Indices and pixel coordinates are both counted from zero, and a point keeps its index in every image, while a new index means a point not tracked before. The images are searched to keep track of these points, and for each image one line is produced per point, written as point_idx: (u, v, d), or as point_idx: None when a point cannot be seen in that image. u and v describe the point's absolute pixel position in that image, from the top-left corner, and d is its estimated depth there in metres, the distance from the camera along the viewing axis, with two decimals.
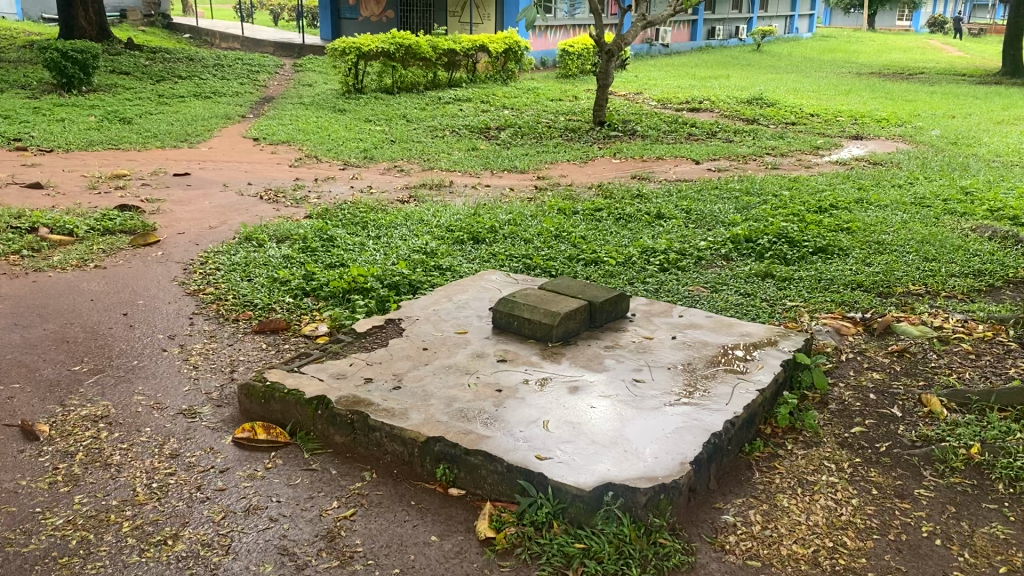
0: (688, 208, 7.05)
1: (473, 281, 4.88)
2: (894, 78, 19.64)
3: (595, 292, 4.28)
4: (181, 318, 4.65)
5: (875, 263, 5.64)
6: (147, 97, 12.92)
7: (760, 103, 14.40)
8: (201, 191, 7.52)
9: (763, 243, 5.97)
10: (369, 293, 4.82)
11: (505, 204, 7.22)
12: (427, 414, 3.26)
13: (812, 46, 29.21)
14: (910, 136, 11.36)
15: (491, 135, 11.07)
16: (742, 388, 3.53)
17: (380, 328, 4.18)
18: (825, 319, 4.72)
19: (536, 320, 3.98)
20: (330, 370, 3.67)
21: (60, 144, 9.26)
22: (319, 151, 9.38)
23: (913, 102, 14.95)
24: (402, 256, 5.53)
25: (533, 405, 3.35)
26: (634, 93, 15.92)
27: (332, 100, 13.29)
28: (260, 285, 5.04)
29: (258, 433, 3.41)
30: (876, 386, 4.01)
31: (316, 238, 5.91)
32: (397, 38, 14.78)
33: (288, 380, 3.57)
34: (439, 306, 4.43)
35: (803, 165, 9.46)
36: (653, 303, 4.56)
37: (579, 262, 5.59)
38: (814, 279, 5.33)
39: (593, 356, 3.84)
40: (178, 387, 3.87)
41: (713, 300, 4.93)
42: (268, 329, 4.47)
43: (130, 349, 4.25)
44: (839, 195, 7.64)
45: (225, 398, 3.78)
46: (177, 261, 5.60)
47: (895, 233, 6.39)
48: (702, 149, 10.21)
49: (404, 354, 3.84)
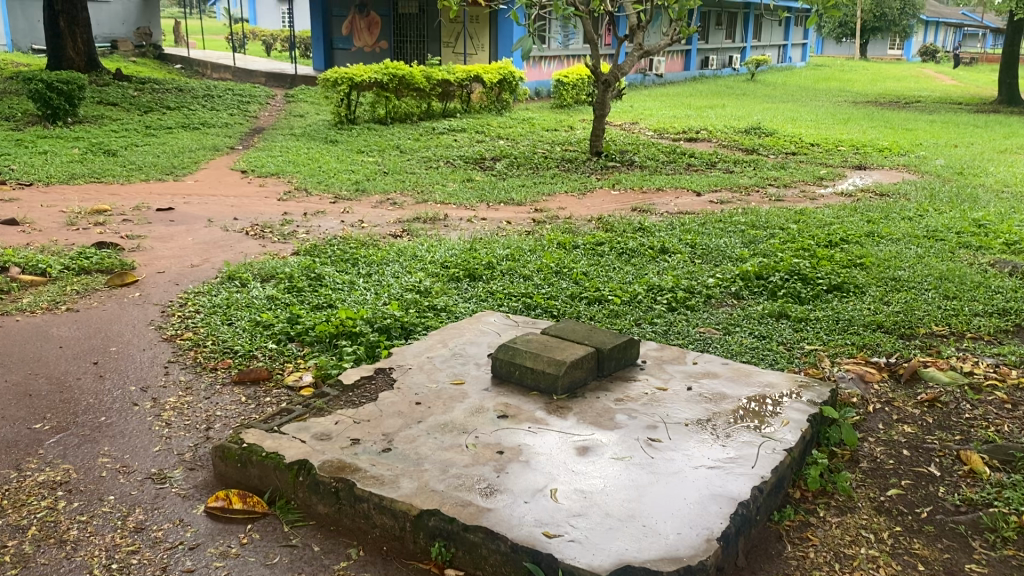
0: (692, 242, 6.76)
1: (470, 323, 4.56)
2: (890, 106, 19.55)
3: (602, 338, 3.97)
4: (155, 368, 4.31)
5: (893, 302, 5.35)
6: (133, 128, 12.65)
7: (758, 133, 14.20)
8: (184, 227, 7.21)
9: (775, 280, 5.68)
10: (358, 338, 4.49)
11: (503, 238, 6.92)
12: (421, 483, 2.93)
13: (807, 75, 29.18)
14: (914, 166, 11.13)
15: (486, 166, 10.82)
16: (766, 447, 3.21)
17: (369, 378, 3.85)
18: (847, 365, 4.40)
19: (539, 370, 3.66)
20: (313, 430, 3.34)
21: (40, 178, 8.95)
22: (308, 184, 9.08)
23: (913, 131, 14.75)
24: (393, 296, 5.21)
25: (538, 470, 3.02)
26: (630, 123, 15.71)
27: (324, 131, 13.05)
28: (241, 329, 4.72)
29: (233, 501, 3.07)
30: (908, 440, 3.69)
31: (303, 277, 5.59)
32: (390, 68, 14.49)
33: (267, 441, 3.24)
34: (433, 353, 4.11)
35: (808, 197, 9.18)
36: (664, 347, 4.25)
37: (582, 301, 5.29)
38: (831, 320, 5.03)
39: (603, 410, 3.52)
40: (147, 447, 3.52)
41: (726, 343, 4.62)
42: (248, 378, 4.15)
43: (99, 403, 3.90)
44: (848, 228, 7.36)
45: (198, 459, 3.43)
46: (155, 303, 5.28)
47: (911, 269, 6.09)
48: (702, 180, 9.93)
49: (395, 410, 3.51)
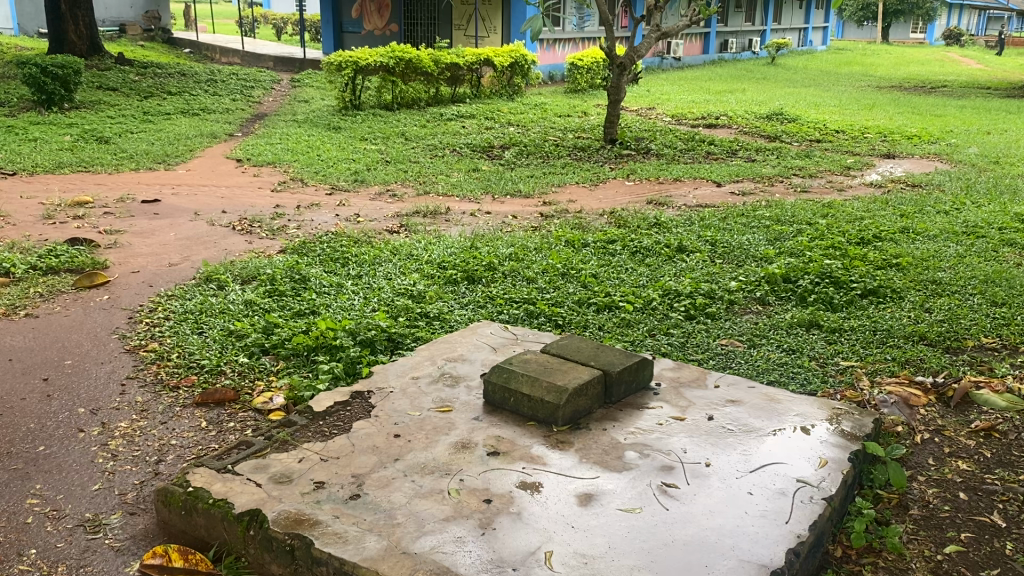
0: (712, 239, 6.25)
1: (463, 335, 4.09)
2: (916, 91, 18.87)
3: (609, 358, 3.48)
4: (110, 386, 3.85)
5: (936, 309, 4.82)
6: (131, 114, 12.22)
7: (781, 119, 13.61)
8: (168, 221, 6.75)
9: (805, 284, 5.16)
10: (338, 351, 4.00)
11: (507, 234, 6.44)
12: (392, 542, 2.46)
13: (828, 59, 28.45)
14: (947, 155, 10.55)
15: (494, 154, 10.33)
16: (801, 496, 2.73)
17: (344, 404, 3.37)
18: (888, 386, 3.88)
19: (536, 398, 3.18)
20: (273, 470, 2.87)
21: (25, 167, 8.53)
22: (305, 173, 8.61)
23: (943, 117, 14.12)
24: (383, 302, 4.73)
25: (531, 526, 2.55)
26: (647, 108, 15.15)
27: (327, 117, 12.55)
28: (211, 340, 4.26)
29: (173, 559, 2.61)
30: (964, 480, 3.18)
31: (286, 279, 5.12)
32: (397, 51, 13.97)
33: (216, 485, 2.78)
34: (420, 373, 3.63)
35: (836, 187, 8.65)
36: (681, 367, 3.75)
37: (589, 307, 4.80)
38: (867, 330, 4.51)
39: (611, 447, 3.02)
40: (85, 485, 3.07)
41: (751, 359, 4.11)
42: (211, 400, 3.70)
43: (39, 430, 3.45)
44: (880, 223, 6.82)
45: (142, 501, 2.98)
46: (124, 307, 4.83)
47: (952, 270, 5.56)
48: (723, 170, 9.40)
49: (370, 444, 3.03)
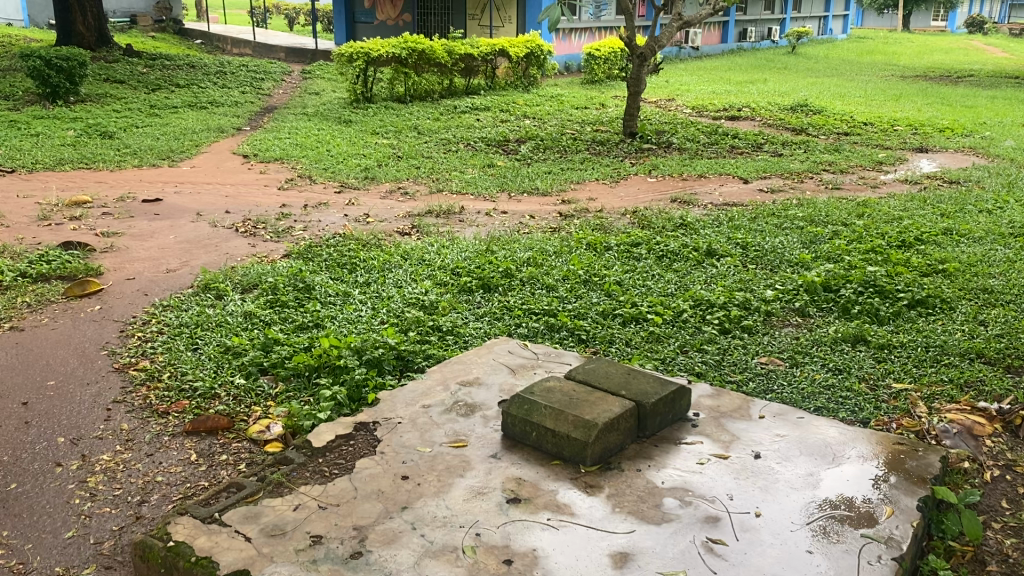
0: (744, 242, 5.86)
1: (478, 354, 3.75)
2: (943, 81, 18.34)
3: (642, 386, 3.12)
4: (95, 411, 3.53)
5: (991, 322, 4.43)
6: (137, 108, 11.91)
7: (806, 110, 13.18)
8: (168, 222, 6.43)
9: (847, 293, 4.77)
10: (342, 371, 3.66)
11: (524, 236, 6.08)
12: None
13: (848, 47, 27.90)
14: (983, 149, 10.09)
15: (510, 148, 9.97)
16: (867, 555, 2.38)
17: (347, 437, 3.03)
18: (949, 413, 3.50)
19: (562, 434, 2.83)
20: (268, 519, 2.54)
21: (23, 164, 8.24)
22: (313, 170, 8.28)
23: (974, 108, 13.64)
24: (392, 314, 4.39)
25: None
26: (665, 99, 14.70)
27: (338, 110, 12.20)
28: (205, 358, 3.92)
29: None
30: None
31: (289, 287, 4.78)
32: (410, 42, 13.61)
33: (199, 539, 2.44)
34: (432, 400, 3.28)
35: (869, 184, 8.26)
36: (720, 394, 3.40)
37: (615, 319, 4.44)
38: (919, 347, 4.13)
39: (647, 493, 2.67)
40: (58, 532, 2.75)
41: (795, 380, 3.74)
42: (203, 428, 3.37)
43: (11, 464, 3.13)
44: (921, 224, 6.41)
45: (119, 552, 2.65)
46: (115, 319, 4.51)
47: (1003, 276, 5.17)
48: (749, 164, 9.01)
49: (375, 488, 2.69)
